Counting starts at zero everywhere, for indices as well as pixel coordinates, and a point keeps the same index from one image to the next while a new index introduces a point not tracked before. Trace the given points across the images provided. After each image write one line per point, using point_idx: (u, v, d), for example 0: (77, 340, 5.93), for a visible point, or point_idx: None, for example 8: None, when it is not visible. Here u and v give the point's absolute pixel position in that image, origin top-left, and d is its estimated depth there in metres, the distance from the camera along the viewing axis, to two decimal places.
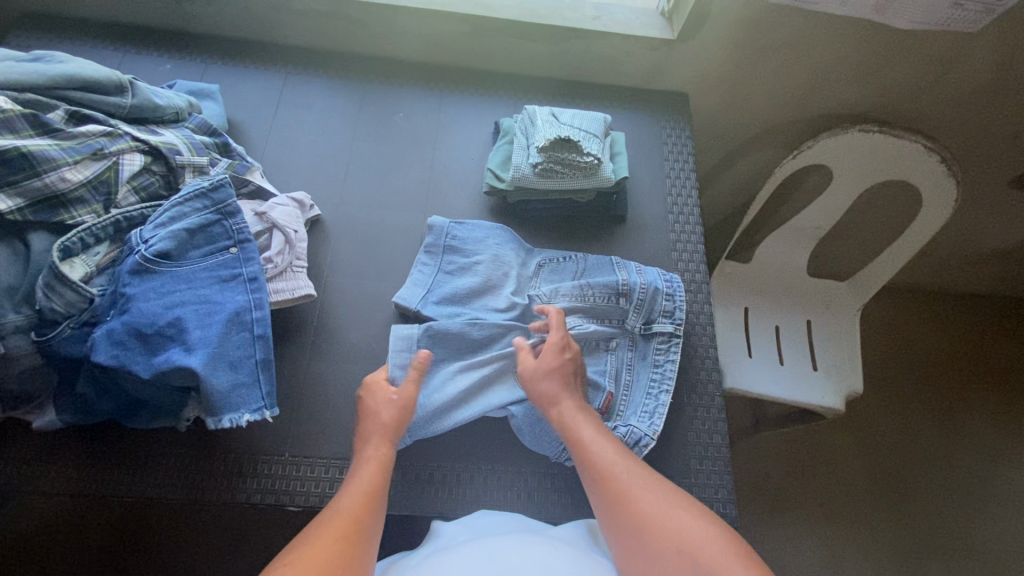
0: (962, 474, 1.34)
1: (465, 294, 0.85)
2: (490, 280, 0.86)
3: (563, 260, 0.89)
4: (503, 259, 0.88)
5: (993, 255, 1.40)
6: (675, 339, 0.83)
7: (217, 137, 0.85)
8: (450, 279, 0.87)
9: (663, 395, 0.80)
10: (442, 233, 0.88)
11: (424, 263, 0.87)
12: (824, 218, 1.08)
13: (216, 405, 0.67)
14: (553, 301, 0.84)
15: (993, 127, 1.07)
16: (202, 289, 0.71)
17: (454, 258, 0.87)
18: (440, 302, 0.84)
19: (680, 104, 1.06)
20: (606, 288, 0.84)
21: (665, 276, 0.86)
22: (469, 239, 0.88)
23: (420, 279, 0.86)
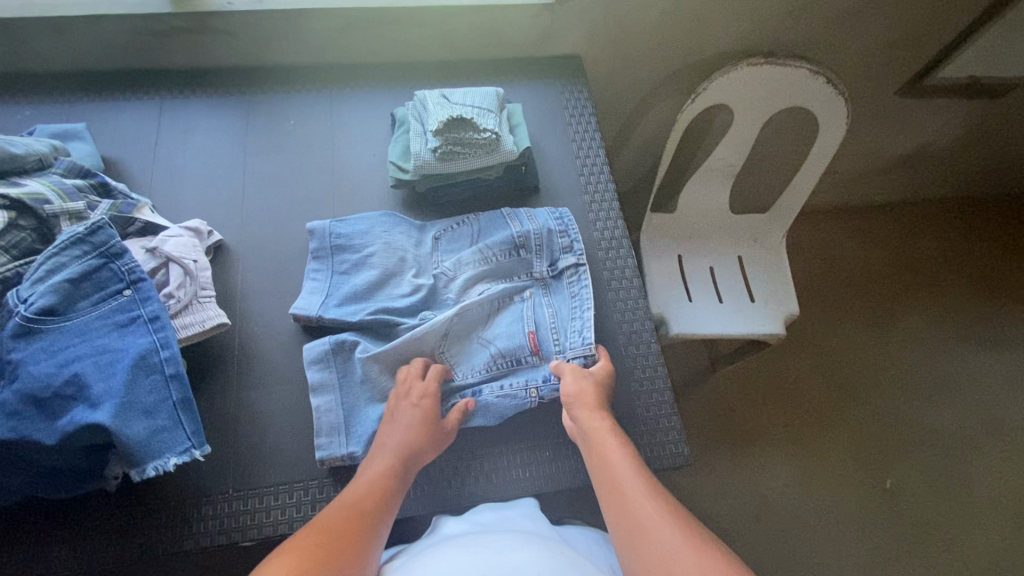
0: (892, 355, 1.64)
1: (367, 288, 0.85)
2: (388, 268, 0.87)
3: (458, 226, 0.93)
4: (395, 243, 0.89)
5: (888, 167, 1.69)
6: (580, 267, 0.88)
7: (92, 177, 0.84)
8: (347, 278, 0.87)
9: (587, 312, 0.85)
10: (325, 235, 0.89)
11: (317, 270, 0.87)
12: (731, 157, 1.33)
13: (136, 457, 0.65)
14: (458, 273, 0.88)
15: (858, 46, 1.28)
16: (100, 338, 0.69)
17: (345, 256, 0.88)
18: (341, 303, 0.84)
19: (572, 66, 1.14)
20: (503, 244, 0.88)
21: (554, 213, 0.91)
22: (354, 234, 0.89)
23: (316, 288, 0.86)
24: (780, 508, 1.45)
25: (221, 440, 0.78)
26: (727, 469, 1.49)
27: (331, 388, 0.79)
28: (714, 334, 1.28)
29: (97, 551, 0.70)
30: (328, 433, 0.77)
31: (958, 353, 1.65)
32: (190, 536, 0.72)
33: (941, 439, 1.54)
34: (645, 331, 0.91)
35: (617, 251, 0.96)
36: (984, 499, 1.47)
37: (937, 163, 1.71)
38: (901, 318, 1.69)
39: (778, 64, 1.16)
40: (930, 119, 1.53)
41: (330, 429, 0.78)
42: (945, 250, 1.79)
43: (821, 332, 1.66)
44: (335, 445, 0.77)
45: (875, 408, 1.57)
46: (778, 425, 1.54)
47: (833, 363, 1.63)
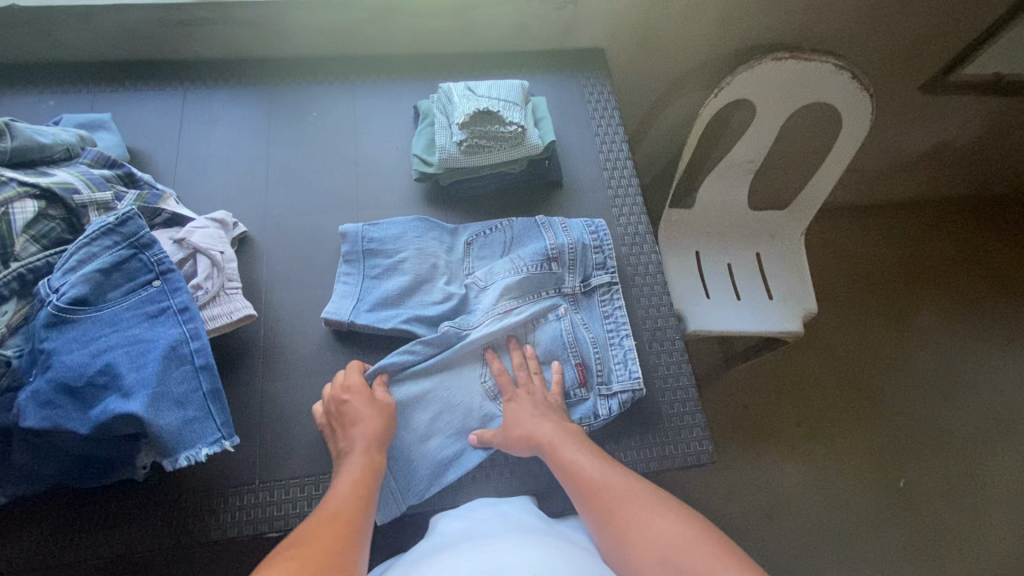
0: (909, 355, 1.63)
1: (398, 294, 0.86)
2: (420, 274, 0.87)
3: (489, 233, 0.92)
4: (427, 249, 0.89)
5: (908, 164, 1.67)
6: (613, 286, 0.88)
7: (118, 168, 0.83)
8: (378, 283, 0.87)
9: (626, 338, 0.85)
10: (357, 239, 0.88)
11: (348, 274, 0.87)
12: (752, 153, 1.32)
13: (169, 447, 0.65)
14: (490, 281, 0.87)
15: (884, 41, 1.27)
16: (130, 329, 0.69)
17: (377, 261, 0.88)
18: (373, 308, 0.84)
19: (594, 60, 1.13)
20: (537, 255, 0.87)
21: (587, 225, 0.90)
22: (387, 239, 0.89)
23: (347, 292, 0.86)
24: (795, 505, 1.45)
25: (247, 431, 0.78)
26: (742, 465, 1.48)
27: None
28: (732, 331, 1.27)
29: (127, 540, 0.71)
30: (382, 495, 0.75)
31: (975, 352, 1.64)
32: (218, 526, 0.73)
33: (957, 439, 1.53)
34: (670, 327, 0.90)
35: (641, 247, 0.96)
36: (999, 499, 1.47)
37: (957, 161, 1.69)
38: (918, 316, 1.68)
39: (803, 59, 1.15)
40: (953, 116, 1.51)
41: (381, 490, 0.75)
42: (963, 249, 1.77)
43: (837, 330, 1.65)
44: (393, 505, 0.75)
45: (891, 407, 1.57)
46: (793, 423, 1.54)
47: (849, 362, 1.62)
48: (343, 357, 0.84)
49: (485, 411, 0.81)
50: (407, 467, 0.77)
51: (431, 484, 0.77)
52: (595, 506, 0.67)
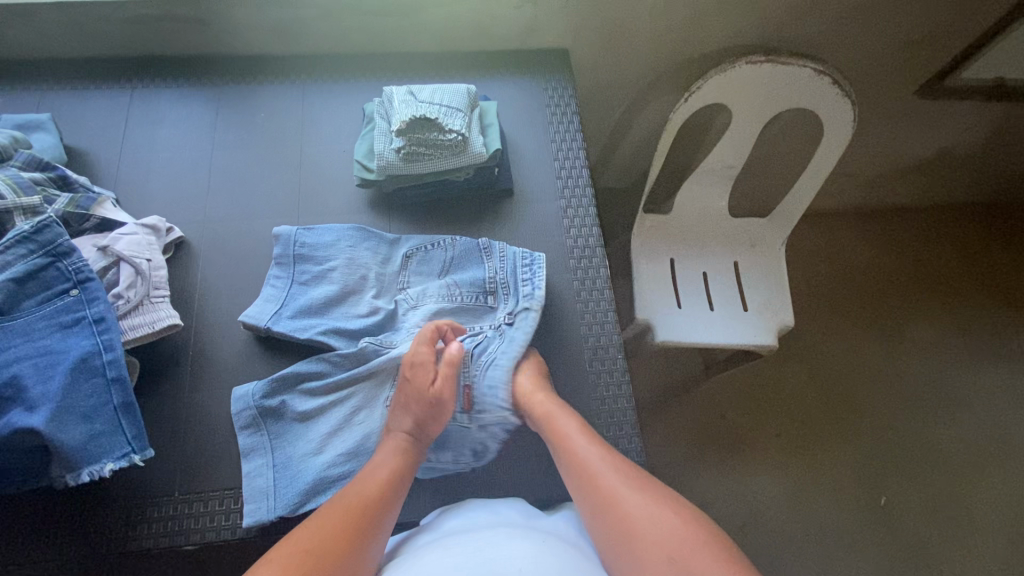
0: (897, 369, 1.57)
1: (321, 303, 0.84)
2: (348, 284, 0.86)
3: (429, 249, 0.89)
4: (358, 260, 0.87)
5: (906, 170, 1.60)
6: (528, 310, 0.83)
7: (52, 171, 0.83)
8: (305, 290, 0.85)
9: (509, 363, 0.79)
10: (290, 242, 0.87)
11: (276, 277, 0.86)
12: (729, 159, 1.27)
13: (72, 461, 0.64)
14: (419, 303, 0.86)
15: (872, 43, 1.20)
16: (43, 339, 0.68)
17: (306, 267, 0.86)
18: (294, 316, 0.83)
19: (558, 61, 1.08)
20: (473, 285, 0.85)
21: (525, 256, 0.86)
22: (320, 245, 0.87)
23: (272, 295, 0.84)
24: (768, 519, 1.41)
25: (169, 442, 0.77)
26: (714, 478, 1.45)
27: (263, 451, 0.77)
28: (701, 343, 1.23)
29: (41, 549, 0.70)
30: (257, 499, 0.73)
31: (968, 368, 1.57)
32: (133, 538, 0.72)
33: (942, 458, 1.48)
34: (612, 347, 0.87)
35: (589, 261, 0.92)
36: (984, 523, 1.41)
37: (957, 167, 1.61)
38: (910, 329, 1.61)
39: (779, 63, 1.09)
40: (951, 121, 1.44)
41: (258, 495, 0.74)
42: (963, 259, 1.69)
43: (823, 342, 1.59)
44: (262, 510, 0.72)
45: (875, 423, 1.51)
46: (770, 435, 1.50)
47: (833, 375, 1.56)
48: (272, 368, 0.82)
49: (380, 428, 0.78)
50: (290, 476, 0.75)
51: (306, 500, 0.74)
52: (599, 504, 0.66)
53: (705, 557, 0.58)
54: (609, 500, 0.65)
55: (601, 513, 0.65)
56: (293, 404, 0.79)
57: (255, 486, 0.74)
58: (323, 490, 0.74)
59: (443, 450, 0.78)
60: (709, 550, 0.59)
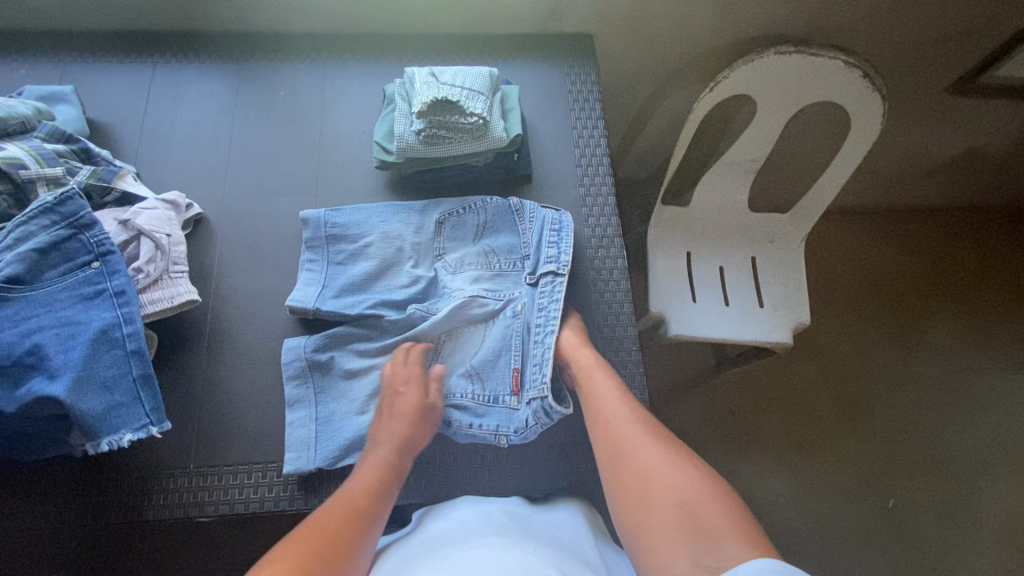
0: (913, 371, 1.55)
1: (365, 279, 0.84)
2: (386, 258, 0.86)
3: (462, 212, 0.89)
4: (394, 234, 0.87)
5: (933, 170, 1.56)
6: (559, 278, 0.82)
7: (74, 143, 0.83)
8: (344, 268, 0.85)
9: (547, 337, 0.78)
10: (319, 224, 0.86)
11: (310, 261, 0.85)
12: (751, 152, 1.25)
13: (92, 431, 0.65)
14: (458, 270, 0.86)
15: (905, 37, 1.16)
16: (65, 310, 0.69)
17: (340, 247, 0.86)
18: (338, 295, 0.83)
19: (581, 46, 1.06)
20: (510, 251, 0.87)
21: (554, 221, 0.86)
22: (351, 224, 0.87)
23: (312, 279, 0.84)
24: (773, 517, 1.40)
25: (185, 416, 0.78)
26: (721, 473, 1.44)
27: (308, 402, 0.79)
28: (715, 338, 1.22)
29: (60, 514, 0.72)
30: (297, 448, 0.75)
31: (986, 373, 1.54)
32: (149, 508, 0.73)
33: (955, 463, 1.46)
34: (626, 338, 0.86)
35: (608, 250, 0.91)
36: (994, 529, 1.39)
37: (986, 168, 1.57)
38: (927, 330, 1.59)
39: (809, 54, 1.06)
40: (982, 121, 1.40)
41: (298, 445, 0.76)
42: (986, 262, 1.65)
43: (837, 340, 1.57)
44: (302, 460, 0.74)
45: (886, 424, 1.50)
46: (778, 431, 1.49)
47: (846, 377, 1.54)
48: None
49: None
50: (331, 431, 0.77)
51: (344, 455, 0.75)
52: (612, 454, 0.67)
53: (715, 507, 0.58)
54: (624, 445, 0.67)
55: (616, 459, 0.66)
56: (340, 361, 0.81)
57: (297, 437, 0.76)
58: (361, 449, 0.76)
59: (485, 416, 0.77)
60: (718, 501, 0.59)
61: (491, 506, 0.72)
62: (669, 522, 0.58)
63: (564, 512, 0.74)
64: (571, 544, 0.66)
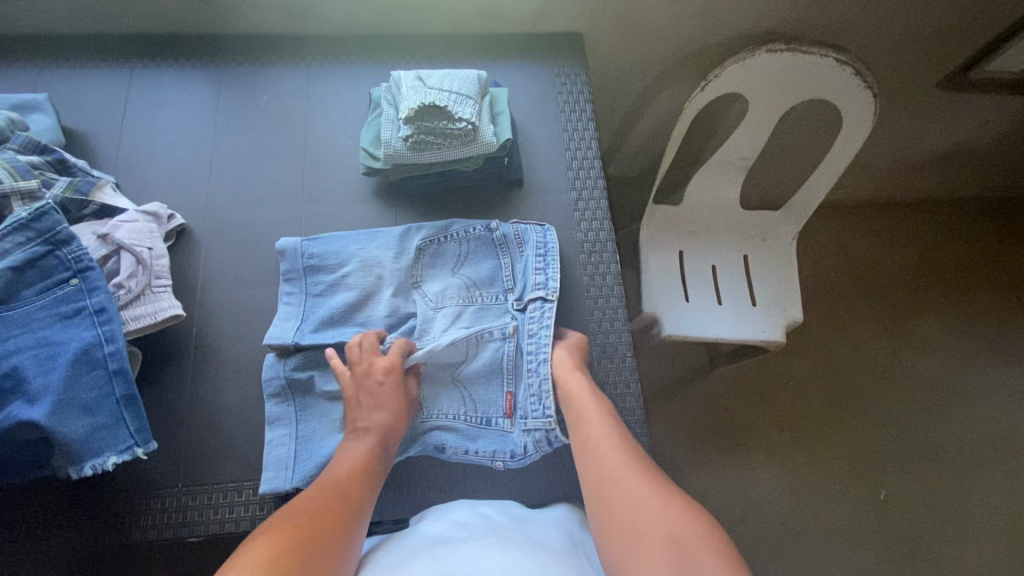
0: (904, 364, 1.56)
1: (343, 311, 0.82)
2: (365, 289, 0.84)
3: (443, 241, 0.86)
4: (371, 261, 0.84)
5: (923, 164, 1.56)
6: (549, 303, 0.81)
7: (49, 154, 0.80)
8: (322, 301, 0.83)
9: (541, 367, 0.77)
10: (296, 255, 0.84)
11: (288, 295, 0.83)
12: (743, 150, 1.24)
13: (75, 454, 0.63)
14: (439, 305, 0.83)
15: (896, 33, 1.16)
16: (44, 330, 0.67)
17: (319, 278, 0.84)
18: (317, 330, 0.80)
19: (571, 46, 1.04)
20: (491, 285, 0.84)
21: (540, 247, 0.84)
22: (328, 254, 0.84)
23: (290, 312, 0.81)
24: (768, 512, 1.41)
25: (173, 433, 0.77)
26: (716, 469, 1.45)
27: (287, 420, 0.76)
28: (708, 337, 1.21)
29: (46, 538, 0.70)
30: (275, 468, 0.73)
31: (975, 365, 1.56)
32: (137, 528, 0.71)
33: (946, 455, 1.47)
34: (621, 344, 0.85)
35: (600, 254, 0.90)
36: (984, 519, 1.41)
37: (975, 161, 1.58)
38: (918, 324, 1.60)
39: (801, 52, 1.05)
40: (972, 115, 1.40)
41: (278, 464, 0.74)
42: (976, 255, 1.66)
43: (830, 336, 1.58)
44: (279, 480, 0.72)
45: (878, 418, 1.51)
46: (772, 427, 1.49)
47: (838, 371, 1.55)
48: None
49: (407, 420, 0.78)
50: (311, 451, 0.75)
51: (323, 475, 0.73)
52: (599, 487, 0.63)
53: (706, 545, 0.54)
54: (610, 478, 0.63)
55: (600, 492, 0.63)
56: (321, 381, 0.79)
57: (275, 455, 0.74)
58: None
59: (478, 441, 0.77)
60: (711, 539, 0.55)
61: (485, 510, 0.72)
62: (655, 556, 0.54)
63: (558, 516, 0.74)
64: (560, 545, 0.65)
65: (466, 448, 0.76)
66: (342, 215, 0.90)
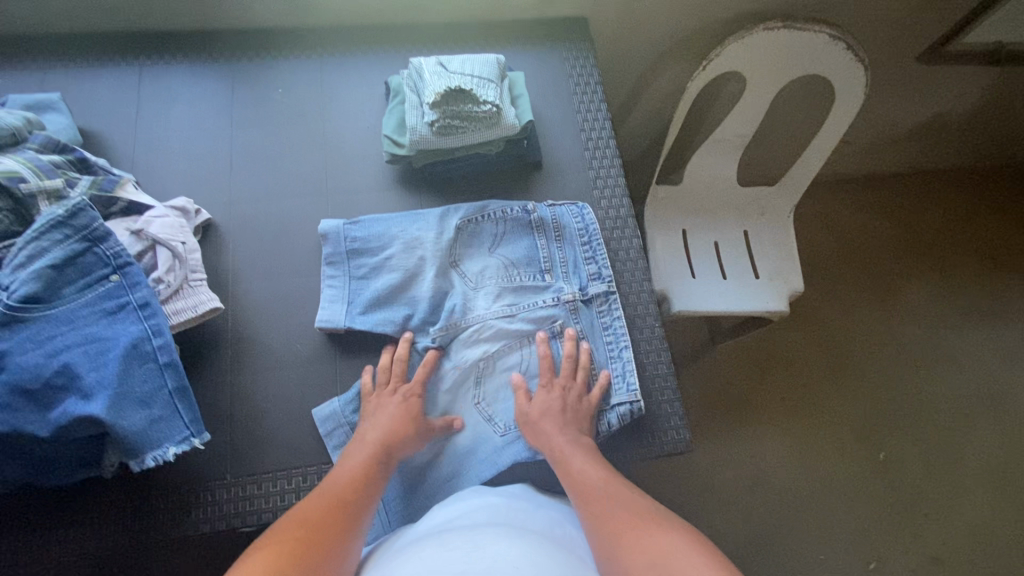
0: (895, 329, 1.63)
1: (389, 293, 0.82)
2: (409, 270, 0.84)
3: (480, 221, 0.88)
4: (414, 242, 0.85)
5: (905, 135, 1.64)
6: (611, 296, 0.85)
7: (69, 153, 0.79)
8: (367, 283, 0.83)
9: (625, 352, 0.83)
10: (339, 239, 0.85)
11: (332, 277, 0.84)
12: (742, 128, 1.28)
13: (133, 448, 0.63)
14: (480, 284, 0.85)
15: (881, 9, 1.21)
16: (89, 327, 0.66)
17: (362, 261, 0.84)
18: (365, 311, 0.81)
19: (577, 31, 1.07)
20: (530, 267, 0.86)
21: (582, 233, 0.88)
22: (371, 237, 0.85)
23: (335, 296, 0.83)
24: (775, 477, 1.47)
25: (216, 427, 0.76)
26: (725, 440, 1.50)
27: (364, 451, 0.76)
28: (717, 311, 1.25)
29: (96, 537, 0.69)
30: None
31: (960, 326, 1.64)
32: (190, 523, 0.71)
33: (938, 412, 1.55)
34: (650, 316, 0.88)
35: (622, 230, 0.93)
36: (977, 471, 1.49)
37: (950, 132, 1.66)
38: (906, 291, 1.67)
39: (796, 29, 1.09)
40: (950, 86, 1.48)
41: None
42: (955, 222, 1.75)
43: (824, 306, 1.65)
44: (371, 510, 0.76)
45: (874, 382, 1.58)
46: (774, 396, 1.55)
47: (834, 336, 1.62)
48: (314, 350, 0.82)
49: (473, 430, 0.79)
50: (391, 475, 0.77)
51: (410, 500, 0.77)
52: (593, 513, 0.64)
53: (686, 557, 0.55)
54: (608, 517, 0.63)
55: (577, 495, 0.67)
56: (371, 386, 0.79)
57: None
58: (427, 493, 0.77)
59: None
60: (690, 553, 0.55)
61: (494, 496, 0.72)
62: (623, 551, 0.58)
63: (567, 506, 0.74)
64: (560, 535, 0.66)
65: None
66: (368, 204, 0.91)
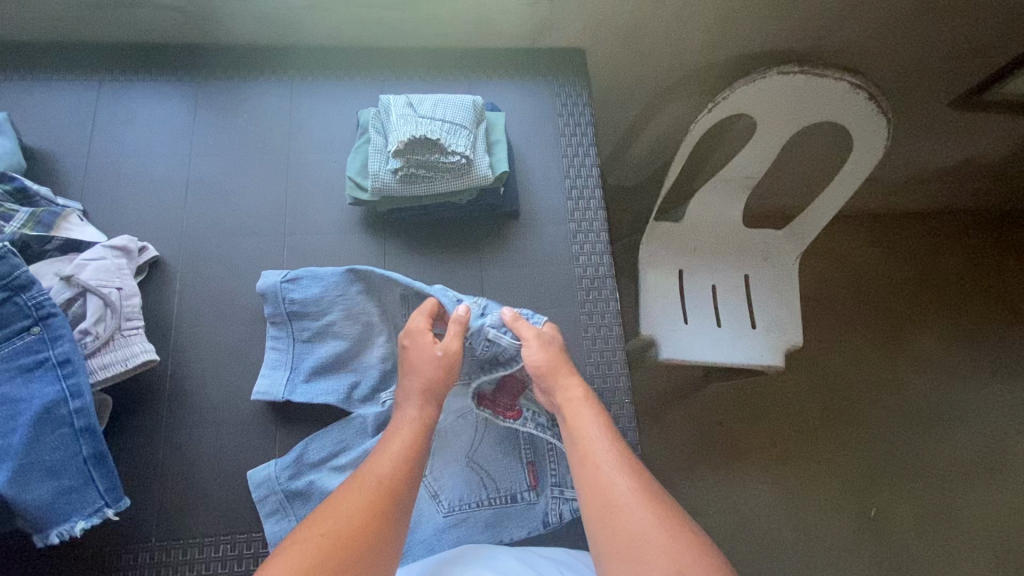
0: (901, 382, 1.54)
1: (334, 360, 0.79)
2: (357, 334, 0.80)
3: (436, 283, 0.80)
4: (357, 306, 0.79)
5: (931, 177, 1.52)
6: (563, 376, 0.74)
7: (10, 181, 0.75)
8: (311, 348, 0.80)
9: None
10: (278, 300, 0.78)
11: (274, 340, 0.79)
12: (750, 169, 1.19)
13: (39, 520, 0.60)
14: None
15: (911, 51, 1.11)
16: (3, 385, 0.62)
17: (304, 324, 0.79)
18: (307, 381, 0.77)
19: (573, 63, 0.99)
20: None
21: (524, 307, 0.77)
22: (309, 300, 0.79)
23: (276, 360, 0.78)
24: (759, 530, 1.39)
25: (146, 484, 0.73)
26: (710, 487, 1.42)
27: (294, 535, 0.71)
28: (706, 362, 1.16)
29: None
30: None
31: (972, 384, 1.54)
32: None
33: (941, 474, 1.46)
34: (620, 391, 0.81)
35: (598, 292, 0.86)
36: (978, 542, 1.40)
37: (980, 177, 1.54)
38: (917, 343, 1.57)
39: (815, 75, 1.00)
40: (984, 132, 1.36)
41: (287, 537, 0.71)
42: (978, 271, 1.64)
43: (827, 353, 1.55)
44: None
45: (874, 437, 1.49)
46: (765, 442, 1.47)
47: (835, 385, 1.53)
48: (255, 406, 0.77)
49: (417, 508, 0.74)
50: None
51: None
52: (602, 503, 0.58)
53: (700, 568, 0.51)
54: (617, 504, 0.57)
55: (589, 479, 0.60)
56: (311, 448, 0.75)
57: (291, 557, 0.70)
58: None
59: (506, 523, 0.74)
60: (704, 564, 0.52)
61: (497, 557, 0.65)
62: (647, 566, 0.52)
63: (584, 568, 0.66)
64: None
65: (496, 535, 0.73)
66: (327, 247, 0.85)
